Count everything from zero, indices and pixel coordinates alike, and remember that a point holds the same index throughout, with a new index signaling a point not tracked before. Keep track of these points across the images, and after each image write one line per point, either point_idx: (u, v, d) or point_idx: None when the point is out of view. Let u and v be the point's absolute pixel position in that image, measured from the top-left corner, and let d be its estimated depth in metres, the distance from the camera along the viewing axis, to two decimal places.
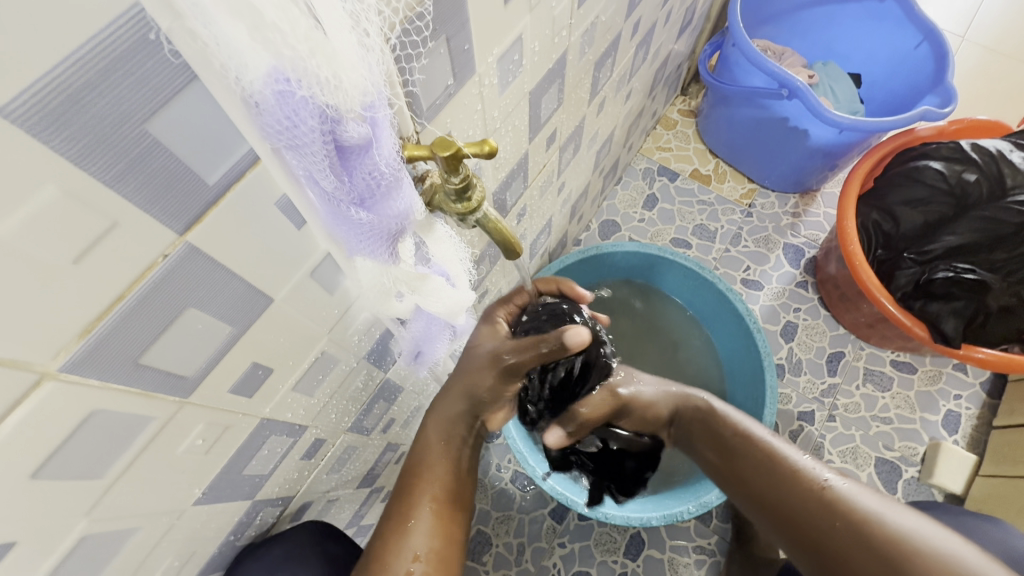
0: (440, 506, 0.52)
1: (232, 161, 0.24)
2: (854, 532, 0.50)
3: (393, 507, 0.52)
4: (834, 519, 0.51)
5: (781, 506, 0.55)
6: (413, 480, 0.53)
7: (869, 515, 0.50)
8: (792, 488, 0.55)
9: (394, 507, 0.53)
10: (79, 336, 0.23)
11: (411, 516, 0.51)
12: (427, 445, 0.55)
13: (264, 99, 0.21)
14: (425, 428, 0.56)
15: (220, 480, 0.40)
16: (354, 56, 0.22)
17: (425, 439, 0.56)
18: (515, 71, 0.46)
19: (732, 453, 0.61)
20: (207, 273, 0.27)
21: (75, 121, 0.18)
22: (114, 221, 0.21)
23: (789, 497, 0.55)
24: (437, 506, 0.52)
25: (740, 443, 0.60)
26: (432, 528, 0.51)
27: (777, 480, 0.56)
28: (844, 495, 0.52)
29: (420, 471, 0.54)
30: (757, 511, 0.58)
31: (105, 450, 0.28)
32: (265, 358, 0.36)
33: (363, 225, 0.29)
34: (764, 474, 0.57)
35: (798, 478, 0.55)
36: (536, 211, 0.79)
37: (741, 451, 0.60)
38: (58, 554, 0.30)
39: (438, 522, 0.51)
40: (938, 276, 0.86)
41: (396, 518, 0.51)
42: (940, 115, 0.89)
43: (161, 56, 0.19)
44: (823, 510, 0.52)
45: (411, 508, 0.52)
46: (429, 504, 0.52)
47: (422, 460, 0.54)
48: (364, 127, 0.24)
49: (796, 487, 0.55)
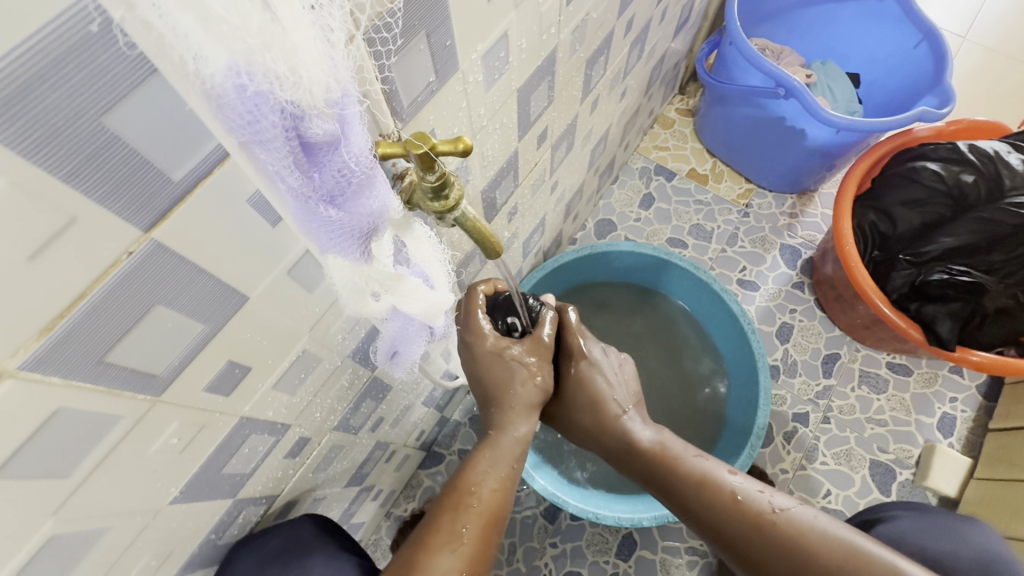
0: (488, 531, 0.47)
1: (198, 156, 0.24)
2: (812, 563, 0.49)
3: (438, 516, 0.47)
4: (788, 551, 0.50)
5: (734, 541, 0.53)
6: (466, 495, 0.48)
7: (822, 544, 0.49)
8: (742, 524, 0.53)
9: (440, 515, 0.47)
10: (39, 333, 0.22)
11: (459, 532, 0.46)
12: (492, 461, 0.51)
13: (224, 96, 0.20)
14: (492, 442, 0.52)
15: (198, 479, 0.39)
16: (314, 50, 0.21)
17: (491, 453, 0.51)
18: (501, 68, 0.45)
19: (674, 490, 0.57)
20: (177, 271, 0.27)
21: (25, 115, 0.18)
22: (72, 217, 0.21)
23: (743, 534, 0.52)
24: (485, 530, 0.47)
25: (682, 479, 0.56)
26: (474, 550, 0.45)
27: (726, 518, 0.53)
28: (794, 524, 0.51)
29: (472, 482, 0.49)
30: (710, 542, 0.56)
31: (73, 448, 0.27)
32: (242, 357, 0.36)
33: (334, 223, 0.28)
34: (721, 510, 0.53)
35: (746, 511, 0.53)
36: (528, 209, 0.78)
37: (684, 489, 0.56)
38: (26, 552, 0.29)
39: (482, 543, 0.46)
40: (933, 277, 0.85)
41: (443, 528, 0.46)
42: (937, 115, 0.88)
43: (115, 48, 0.19)
44: (779, 545, 0.50)
45: (461, 521, 0.46)
46: (477, 520, 0.47)
47: (480, 475, 0.50)
48: (329, 123, 0.24)
49: (745, 522, 0.52)
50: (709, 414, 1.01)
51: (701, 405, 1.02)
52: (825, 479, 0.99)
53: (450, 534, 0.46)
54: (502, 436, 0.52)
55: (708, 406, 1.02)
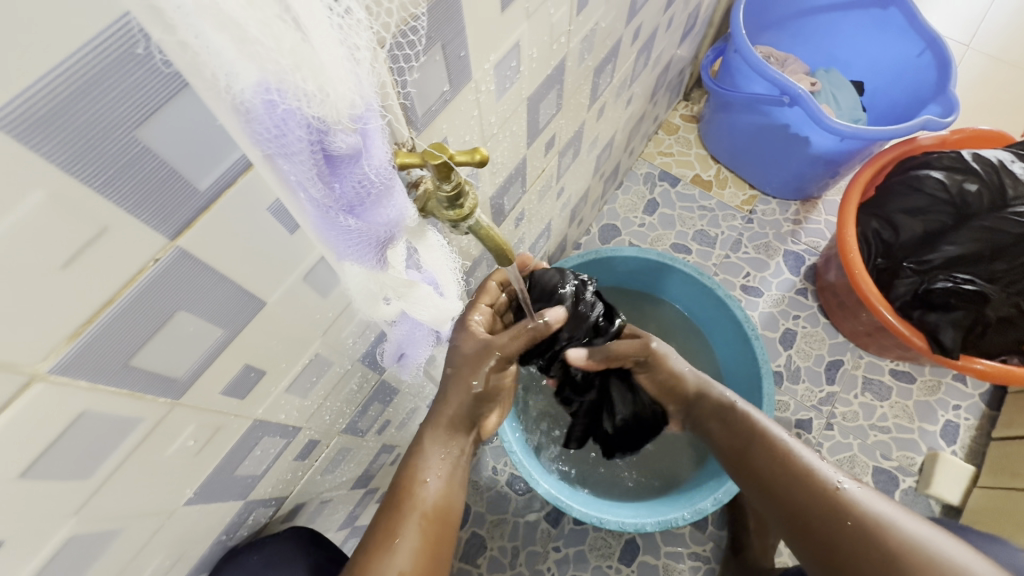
0: (429, 524, 0.52)
1: (223, 166, 0.25)
2: (864, 534, 0.50)
3: (381, 519, 0.51)
4: (844, 518, 0.52)
5: (790, 502, 0.56)
6: (405, 493, 0.53)
7: (879, 519, 0.50)
8: (802, 485, 0.56)
9: (383, 518, 0.52)
10: (68, 338, 0.23)
11: (398, 531, 0.50)
12: (424, 458, 0.55)
13: (252, 110, 0.21)
14: (420, 440, 0.56)
15: (212, 481, 0.40)
16: (341, 69, 0.22)
17: (417, 453, 0.56)
18: (512, 77, 0.46)
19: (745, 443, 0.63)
20: (199, 276, 0.27)
21: (65, 129, 0.18)
22: (103, 226, 0.21)
23: (800, 496, 0.55)
24: (426, 523, 0.51)
25: (754, 433, 0.63)
26: (418, 544, 0.50)
27: (787, 475, 0.58)
28: (855, 498, 0.53)
29: (411, 481, 0.54)
30: (766, 503, 0.59)
31: (95, 450, 0.28)
32: (258, 361, 0.36)
33: (353, 232, 0.29)
34: (779, 464, 0.59)
35: (810, 476, 0.56)
36: (535, 215, 0.79)
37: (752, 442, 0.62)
38: (46, 552, 0.30)
39: (425, 536, 0.51)
40: (938, 285, 0.86)
41: (385, 531, 0.50)
42: (941, 124, 0.88)
43: (153, 65, 0.20)
44: (834, 509, 0.53)
45: (401, 521, 0.51)
46: (417, 516, 0.51)
47: (415, 474, 0.54)
48: (353, 137, 0.24)
49: (807, 484, 0.56)
50: None
51: None
52: None
53: (391, 533, 0.50)
54: (426, 431, 0.56)
55: None
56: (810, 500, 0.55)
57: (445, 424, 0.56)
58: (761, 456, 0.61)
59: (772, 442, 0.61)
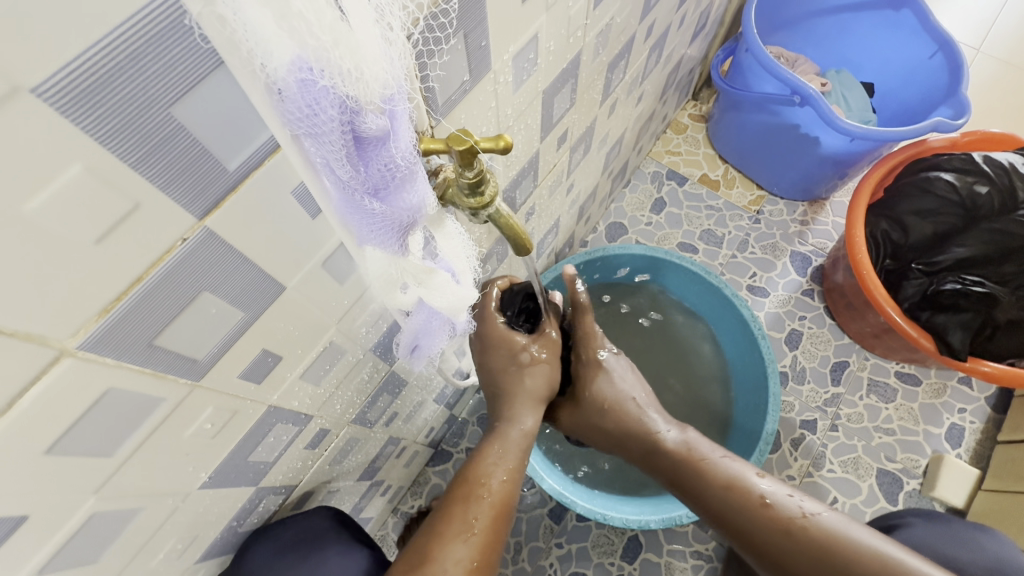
0: (498, 522, 0.48)
1: (252, 147, 0.25)
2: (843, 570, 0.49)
3: (450, 507, 0.48)
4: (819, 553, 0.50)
5: (763, 544, 0.53)
6: (476, 486, 0.49)
7: (856, 552, 0.49)
8: (770, 529, 0.53)
9: (451, 502, 0.48)
10: (98, 314, 0.23)
11: (469, 523, 0.46)
12: (503, 454, 0.52)
13: (286, 89, 0.21)
14: (502, 435, 0.53)
15: (227, 465, 0.40)
16: (376, 48, 0.22)
17: (500, 446, 0.53)
18: (530, 69, 0.46)
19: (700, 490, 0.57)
20: (224, 258, 0.28)
21: (103, 103, 0.19)
22: (137, 203, 0.22)
23: (775, 542, 0.52)
24: (496, 520, 0.47)
25: (708, 479, 0.57)
26: (485, 541, 0.46)
27: (754, 521, 0.54)
28: (825, 532, 0.51)
29: (482, 474, 0.50)
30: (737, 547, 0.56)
31: (116, 429, 0.28)
32: (275, 346, 0.36)
33: (376, 215, 0.29)
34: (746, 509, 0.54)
35: (775, 517, 0.53)
36: (545, 210, 0.79)
37: (710, 490, 0.57)
38: (67, 530, 0.30)
39: (493, 536, 0.47)
40: (946, 287, 0.85)
41: (454, 519, 0.46)
42: (952, 126, 0.88)
43: (191, 41, 0.20)
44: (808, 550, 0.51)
45: (472, 512, 0.47)
46: (489, 511, 0.47)
47: (493, 468, 0.50)
48: (382, 119, 0.24)
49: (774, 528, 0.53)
50: (715, 418, 1.01)
51: (710, 410, 1.02)
52: (831, 487, 0.99)
53: (461, 523, 0.46)
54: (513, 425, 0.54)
55: (712, 409, 1.02)
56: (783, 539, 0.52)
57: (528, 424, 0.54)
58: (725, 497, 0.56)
59: (730, 479, 0.56)
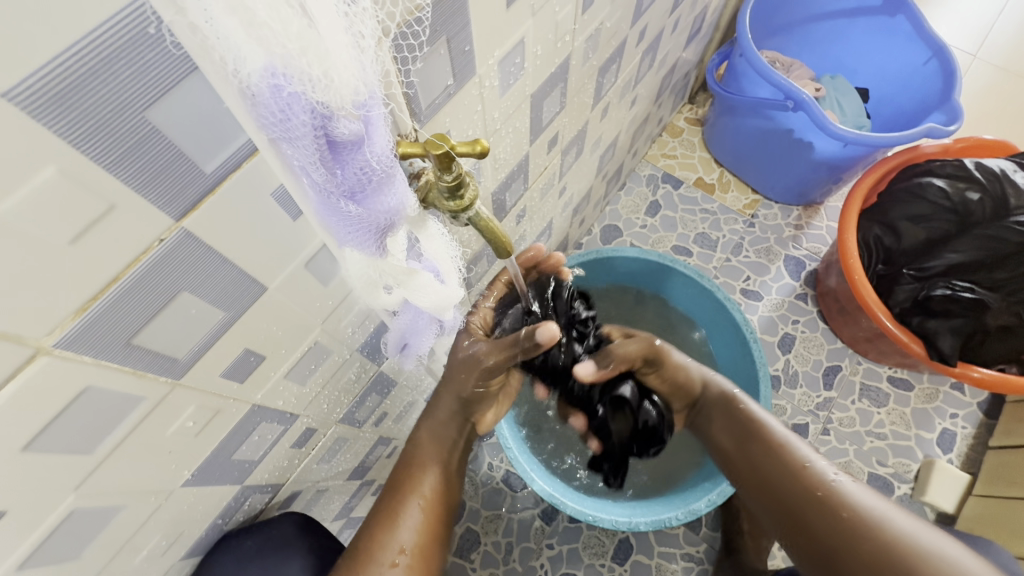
0: (430, 507, 0.54)
1: (229, 150, 0.25)
2: (853, 528, 0.49)
3: (382, 503, 0.53)
4: (838, 511, 0.51)
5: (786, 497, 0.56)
6: (405, 479, 0.54)
7: (872, 513, 0.49)
8: (797, 483, 0.56)
9: (384, 500, 0.53)
10: (74, 313, 0.23)
11: (400, 512, 0.52)
12: (422, 447, 0.57)
13: (258, 94, 0.22)
14: (417, 432, 0.58)
15: (210, 463, 0.41)
16: (347, 56, 0.23)
17: (421, 442, 0.57)
18: (517, 74, 0.46)
19: (746, 440, 0.63)
20: (204, 258, 0.28)
21: (75, 108, 0.19)
22: (111, 205, 0.22)
23: (795, 493, 0.55)
24: (426, 506, 0.53)
25: (752, 429, 0.63)
26: (421, 522, 0.52)
27: (785, 471, 0.57)
28: (849, 492, 0.52)
29: (409, 468, 0.55)
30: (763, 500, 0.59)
31: (96, 427, 0.29)
32: (258, 346, 0.37)
33: (354, 218, 0.29)
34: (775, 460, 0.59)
35: (804, 472, 0.56)
36: (537, 212, 0.79)
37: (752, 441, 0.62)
38: (47, 525, 0.31)
39: (427, 519, 0.53)
40: (936, 292, 0.86)
41: (387, 512, 0.52)
42: (944, 132, 0.88)
43: (162, 47, 0.20)
44: (825, 500, 0.52)
45: (401, 503, 0.52)
46: (418, 500, 0.53)
47: (416, 460, 0.56)
48: (355, 124, 0.25)
49: (803, 480, 0.55)
50: None
51: None
52: None
53: (394, 517, 0.51)
54: (426, 424, 0.58)
55: None
56: (804, 494, 0.54)
57: (440, 420, 0.58)
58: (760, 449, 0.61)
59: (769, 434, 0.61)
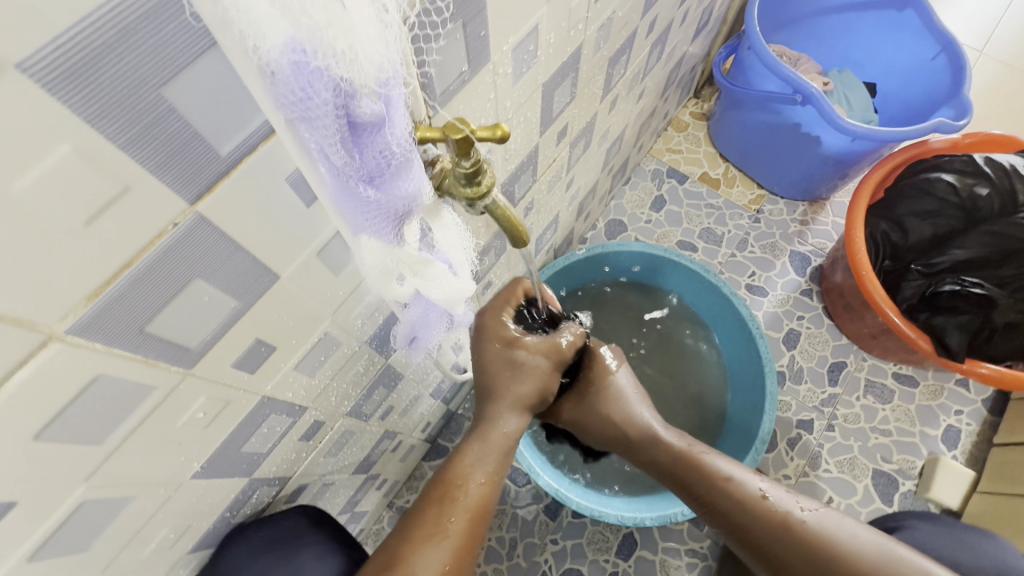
0: (474, 525, 0.48)
1: (246, 131, 0.24)
2: (836, 574, 0.49)
3: (426, 509, 0.48)
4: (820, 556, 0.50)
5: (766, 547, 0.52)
6: (454, 487, 0.49)
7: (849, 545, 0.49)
8: (772, 530, 0.52)
9: (428, 508, 0.48)
10: (87, 298, 0.23)
11: (444, 527, 0.46)
12: (481, 454, 0.51)
13: (278, 71, 0.21)
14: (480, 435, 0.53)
15: (219, 455, 0.40)
16: (371, 31, 0.22)
17: (480, 446, 0.52)
18: (530, 61, 0.46)
19: (701, 493, 0.57)
20: (217, 244, 0.27)
21: (91, 82, 0.18)
22: (126, 185, 0.21)
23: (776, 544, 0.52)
24: (472, 524, 0.47)
25: (707, 478, 0.57)
26: (460, 543, 0.46)
27: (757, 520, 0.53)
28: (822, 528, 0.51)
29: (460, 476, 0.50)
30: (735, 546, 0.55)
31: (105, 417, 0.28)
32: (268, 336, 0.36)
33: (371, 203, 0.29)
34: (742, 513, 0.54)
35: (775, 518, 0.52)
36: (544, 205, 0.79)
37: (705, 487, 0.57)
38: (56, 517, 0.30)
39: (467, 539, 0.47)
40: (945, 288, 0.85)
41: (429, 520, 0.46)
42: (954, 127, 0.88)
43: (182, 20, 0.19)
44: (808, 547, 0.50)
45: (447, 514, 0.47)
46: (464, 513, 0.48)
47: (466, 468, 0.50)
48: (377, 104, 0.24)
49: (773, 526, 0.52)
50: (711, 416, 1.01)
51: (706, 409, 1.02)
52: (828, 486, 0.98)
53: (437, 527, 0.46)
54: (491, 431, 0.53)
55: (710, 408, 1.02)
56: (784, 543, 0.51)
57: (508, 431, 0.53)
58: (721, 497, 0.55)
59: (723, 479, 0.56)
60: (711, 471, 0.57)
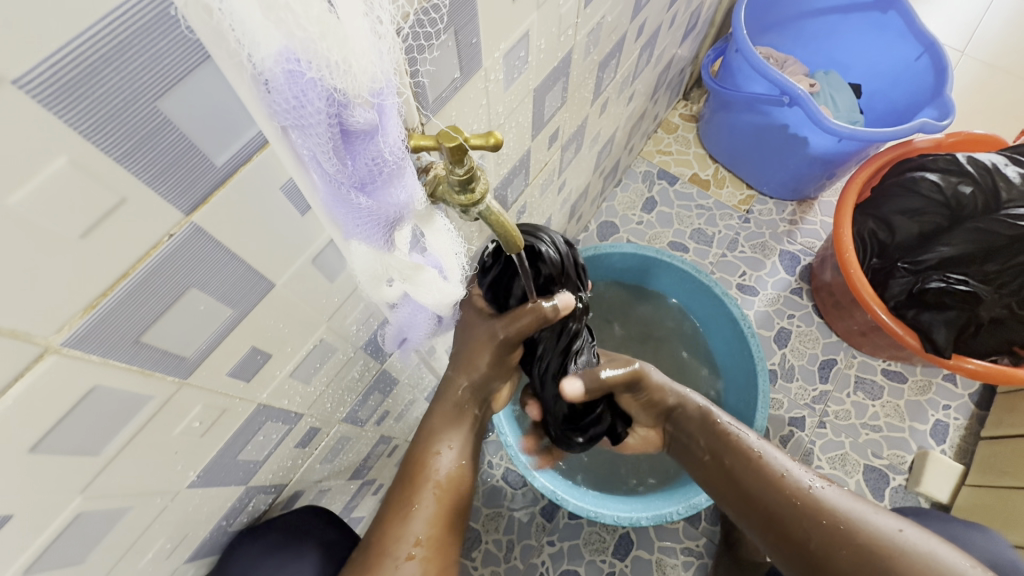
0: (442, 495, 0.52)
1: (240, 142, 0.25)
2: (834, 540, 0.49)
3: (397, 491, 0.52)
4: (819, 519, 0.51)
5: (770, 510, 0.54)
6: (419, 466, 0.53)
7: (853, 517, 0.49)
8: (779, 491, 0.54)
9: (397, 490, 0.52)
10: (83, 310, 0.23)
11: (413, 502, 0.51)
12: (436, 433, 0.54)
13: (273, 79, 0.21)
14: (431, 416, 0.55)
15: (214, 464, 0.40)
16: (365, 42, 0.22)
17: (432, 425, 0.55)
18: (521, 67, 0.46)
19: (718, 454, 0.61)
20: (211, 254, 0.27)
21: (87, 97, 0.18)
22: (123, 198, 0.21)
23: (778, 506, 0.54)
24: (439, 495, 0.52)
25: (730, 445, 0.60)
26: (434, 514, 0.51)
27: (767, 483, 0.55)
28: (830, 498, 0.52)
29: (424, 454, 0.53)
30: (743, 514, 0.58)
31: (102, 428, 0.28)
32: (265, 343, 0.36)
33: (363, 210, 0.29)
34: (752, 477, 0.57)
35: (785, 485, 0.55)
36: (537, 208, 0.79)
37: (725, 453, 0.60)
38: (54, 529, 0.30)
39: (439, 509, 0.51)
40: (931, 285, 0.86)
41: (399, 502, 0.51)
42: (937, 127, 0.89)
43: (177, 33, 0.20)
44: (810, 509, 0.52)
45: (414, 492, 0.51)
46: (431, 488, 0.52)
47: (428, 445, 0.54)
48: (370, 113, 0.24)
49: (781, 488, 0.54)
50: None
51: None
52: None
53: (406, 507, 0.50)
54: (439, 407, 0.55)
55: None
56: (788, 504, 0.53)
57: (451, 404, 0.55)
58: (737, 460, 0.59)
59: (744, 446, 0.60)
60: (734, 437, 0.61)
